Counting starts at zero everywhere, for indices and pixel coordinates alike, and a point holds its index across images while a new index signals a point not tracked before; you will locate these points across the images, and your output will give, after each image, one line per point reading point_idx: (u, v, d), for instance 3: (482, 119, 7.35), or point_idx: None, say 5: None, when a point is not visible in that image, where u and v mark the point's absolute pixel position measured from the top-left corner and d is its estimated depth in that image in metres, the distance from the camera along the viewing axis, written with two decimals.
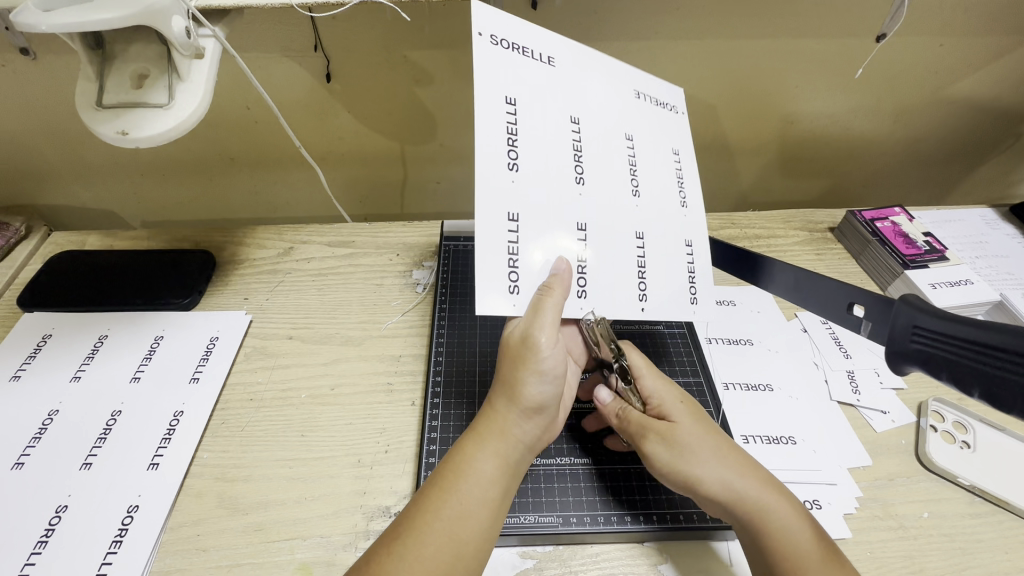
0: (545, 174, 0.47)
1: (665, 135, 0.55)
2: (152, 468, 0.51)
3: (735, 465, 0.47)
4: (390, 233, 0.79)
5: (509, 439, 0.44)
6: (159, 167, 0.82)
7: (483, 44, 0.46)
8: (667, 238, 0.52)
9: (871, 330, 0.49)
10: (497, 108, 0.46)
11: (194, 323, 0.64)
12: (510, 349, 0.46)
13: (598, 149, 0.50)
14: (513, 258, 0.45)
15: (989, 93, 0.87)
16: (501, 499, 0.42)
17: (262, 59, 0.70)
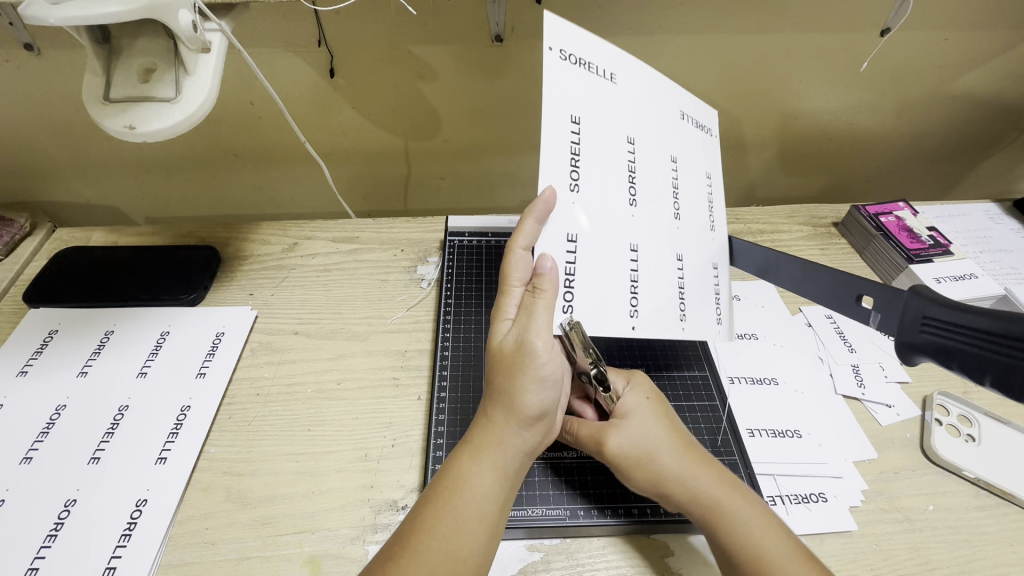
0: (600, 194, 0.46)
1: (705, 156, 0.54)
2: (160, 463, 0.51)
3: (689, 465, 0.47)
4: (394, 229, 0.79)
5: (503, 452, 0.43)
6: (164, 163, 0.82)
7: (554, 60, 0.44)
8: (700, 259, 0.52)
9: (880, 321, 0.47)
10: (562, 125, 0.44)
11: (199, 319, 0.64)
12: (502, 358, 0.44)
13: (651, 171, 0.49)
14: (568, 279, 0.45)
15: (994, 87, 0.87)
16: (497, 514, 0.41)
17: (267, 53, 0.70)
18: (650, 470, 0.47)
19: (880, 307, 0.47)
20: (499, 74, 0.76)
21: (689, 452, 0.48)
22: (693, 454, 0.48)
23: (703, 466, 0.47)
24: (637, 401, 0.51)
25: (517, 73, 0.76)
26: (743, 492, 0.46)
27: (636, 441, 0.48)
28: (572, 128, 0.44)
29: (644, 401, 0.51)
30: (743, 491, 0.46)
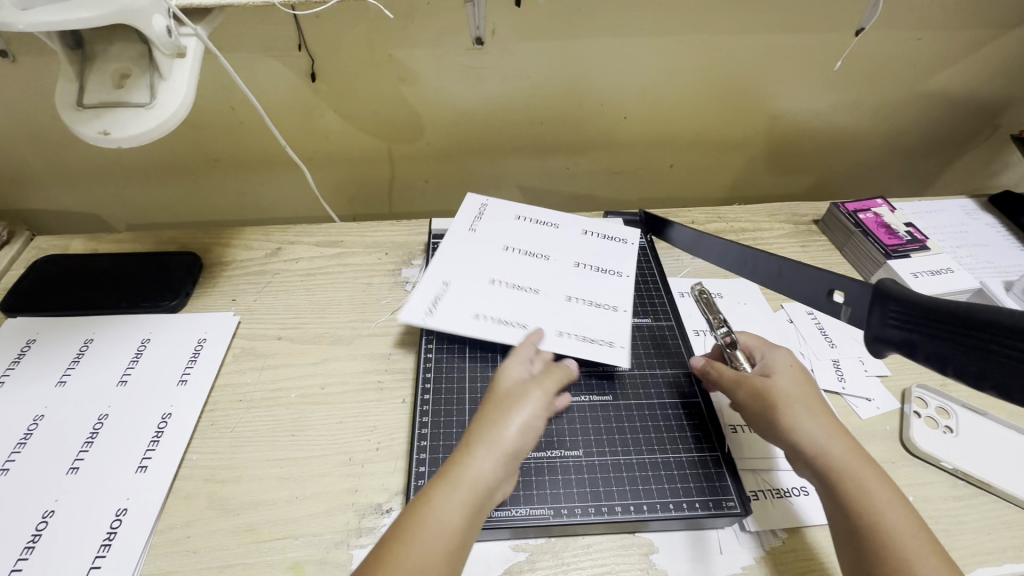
0: (539, 313, 0.60)
1: (532, 213, 0.74)
2: (141, 471, 0.51)
3: (831, 434, 0.46)
4: (378, 232, 0.79)
5: (489, 466, 0.43)
6: (144, 169, 0.81)
7: (416, 310, 0.59)
8: (602, 243, 0.71)
9: (851, 314, 0.48)
10: (479, 328, 0.58)
11: (181, 325, 0.64)
12: (495, 399, 0.47)
13: (532, 267, 0.66)
14: (589, 339, 0.58)
15: (967, 85, 0.88)
16: (467, 531, 0.40)
17: (246, 58, 0.70)
18: (787, 419, 0.47)
19: (851, 301, 0.47)
20: (481, 77, 0.76)
21: (828, 422, 0.47)
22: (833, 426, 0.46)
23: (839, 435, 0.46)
24: (787, 366, 0.51)
25: (498, 76, 0.76)
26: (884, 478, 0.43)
27: (780, 394, 0.48)
28: (428, 306, 0.59)
29: (789, 366, 0.51)
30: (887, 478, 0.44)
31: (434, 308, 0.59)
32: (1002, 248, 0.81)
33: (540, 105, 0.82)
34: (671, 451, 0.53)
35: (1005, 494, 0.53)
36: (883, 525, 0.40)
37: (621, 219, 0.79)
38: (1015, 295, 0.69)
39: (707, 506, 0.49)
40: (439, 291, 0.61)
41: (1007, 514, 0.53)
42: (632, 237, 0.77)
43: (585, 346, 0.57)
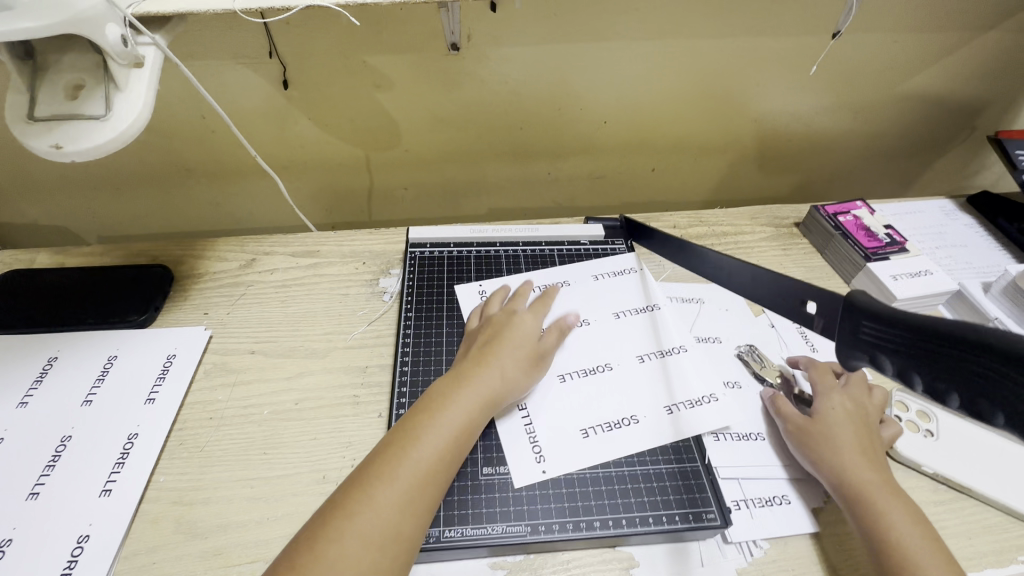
0: (625, 394, 0.56)
1: (548, 274, 0.69)
2: (105, 495, 0.49)
3: (874, 473, 0.48)
4: (356, 241, 0.77)
5: (479, 396, 0.49)
6: (114, 180, 0.79)
7: (529, 470, 0.50)
8: (614, 288, 0.67)
9: (824, 325, 0.44)
10: (574, 441, 0.52)
11: (150, 341, 0.62)
12: (462, 370, 0.51)
13: (583, 343, 0.61)
14: (706, 399, 0.56)
15: (944, 86, 0.89)
16: (452, 456, 0.45)
17: (214, 65, 0.68)
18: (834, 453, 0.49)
19: (826, 311, 0.44)
20: (458, 82, 0.75)
21: (870, 454, 0.49)
22: (869, 454, 0.49)
23: (876, 463, 0.49)
24: (840, 405, 0.53)
25: (475, 81, 0.75)
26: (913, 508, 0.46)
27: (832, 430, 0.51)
28: (536, 458, 0.51)
29: (841, 407, 0.53)
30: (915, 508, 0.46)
31: (543, 455, 0.51)
32: (981, 248, 0.81)
33: (519, 110, 0.81)
34: (650, 462, 0.52)
35: (986, 498, 0.53)
36: (900, 540, 0.43)
37: (601, 225, 0.78)
38: (993, 296, 0.70)
39: (688, 518, 0.48)
40: (525, 422, 0.53)
41: (988, 518, 0.53)
42: (612, 243, 0.76)
43: (708, 407, 0.55)
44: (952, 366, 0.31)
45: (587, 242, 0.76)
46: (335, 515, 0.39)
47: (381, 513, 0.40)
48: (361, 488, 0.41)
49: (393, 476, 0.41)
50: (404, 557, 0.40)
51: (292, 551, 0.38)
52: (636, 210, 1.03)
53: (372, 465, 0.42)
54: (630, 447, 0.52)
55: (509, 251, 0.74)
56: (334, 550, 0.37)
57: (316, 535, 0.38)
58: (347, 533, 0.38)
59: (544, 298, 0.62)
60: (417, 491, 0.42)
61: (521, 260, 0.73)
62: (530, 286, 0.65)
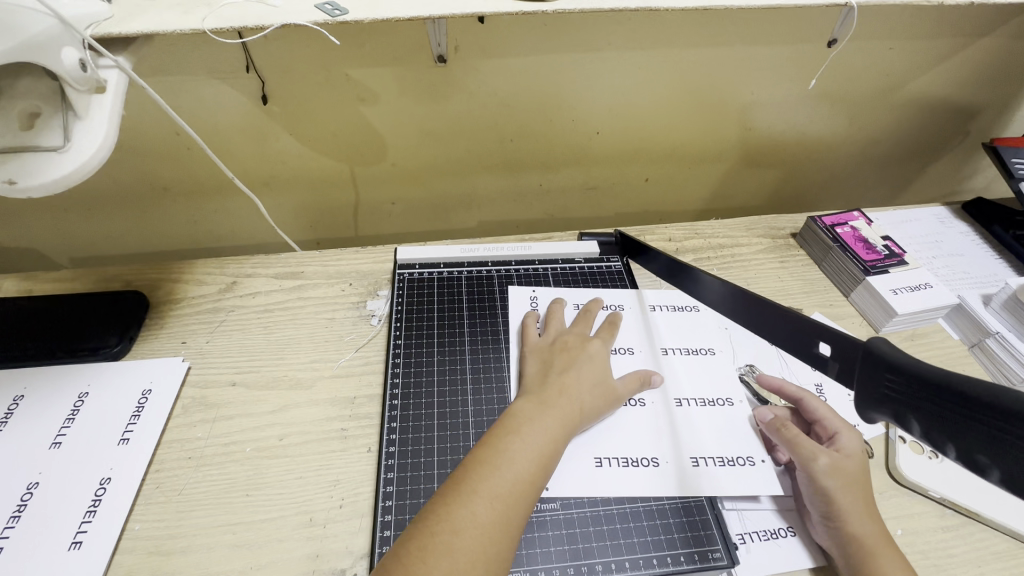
0: (652, 441, 0.54)
1: (605, 294, 0.69)
2: (75, 548, 0.46)
3: (873, 527, 0.45)
4: (342, 260, 0.75)
5: (556, 418, 0.49)
6: (86, 200, 0.75)
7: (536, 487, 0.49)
8: (678, 320, 0.67)
9: (839, 371, 0.41)
10: (590, 471, 0.51)
11: (124, 374, 0.59)
12: (536, 393, 0.51)
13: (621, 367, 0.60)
14: (745, 459, 0.53)
15: (938, 93, 0.88)
16: (536, 478, 0.44)
17: (189, 81, 0.65)
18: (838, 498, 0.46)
19: (839, 355, 0.40)
20: (445, 95, 0.72)
21: (870, 506, 0.47)
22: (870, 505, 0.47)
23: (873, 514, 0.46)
24: (852, 448, 0.50)
25: (463, 94, 0.73)
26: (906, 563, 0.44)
27: (841, 474, 0.48)
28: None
29: (855, 453, 0.50)
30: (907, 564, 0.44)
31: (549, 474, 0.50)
32: (978, 257, 0.81)
33: (509, 122, 0.78)
34: (652, 499, 0.50)
35: (993, 523, 0.52)
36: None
37: (595, 241, 0.76)
38: (993, 309, 0.69)
39: (693, 558, 0.46)
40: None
41: (996, 544, 0.51)
42: (607, 260, 0.74)
43: (750, 469, 0.53)
44: (973, 431, 0.28)
45: (582, 259, 0.74)
46: (426, 531, 0.39)
47: (478, 532, 0.39)
48: (451, 507, 0.40)
49: (480, 494, 0.41)
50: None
51: (388, 566, 0.37)
52: (629, 220, 1.01)
53: (455, 485, 0.42)
54: (638, 488, 0.50)
55: (501, 271, 0.72)
56: (428, 567, 0.37)
57: (409, 551, 0.38)
58: (439, 551, 0.38)
59: (587, 316, 0.62)
60: (505, 512, 0.41)
61: (514, 280, 0.70)
62: (561, 307, 0.64)
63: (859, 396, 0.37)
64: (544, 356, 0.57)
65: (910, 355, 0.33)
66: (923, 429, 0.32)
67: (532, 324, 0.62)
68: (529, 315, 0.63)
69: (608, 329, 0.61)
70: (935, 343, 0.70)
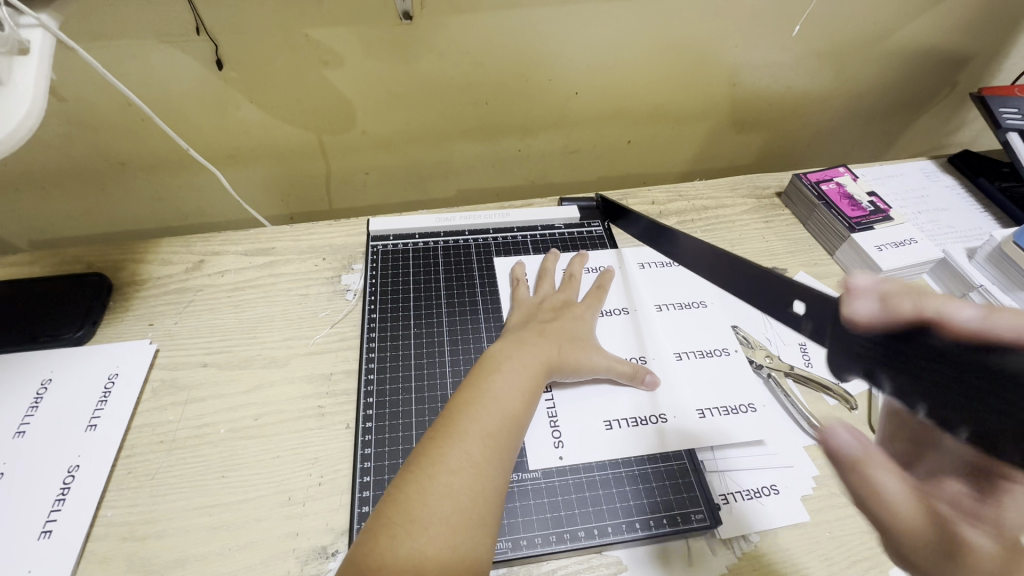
0: (655, 399, 0.53)
1: (600, 255, 0.67)
2: (44, 538, 0.45)
3: None
4: (314, 234, 0.72)
5: (538, 357, 0.50)
6: (38, 179, 0.71)
7: (546, 456, 0.49)
8: (673, 275, 0.66)
9: (813, 330, 0.40)
10: (598, 432, 0.50)
11: (89, 359, 0.56)
12: (517, 336, 0.52)
13: (621, 330, 0.59)
14: (738, 411, 0.53)
15: (926, 42, 0.85)
16: (523, 413, 0.46)
17: (135, 46, 0.60)
18: None
19: (813, 314, 0.39)
20: (413, 55, 0.68)
21: None
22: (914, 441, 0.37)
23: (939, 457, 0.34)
24: None
25: (432, 53, 0.69)
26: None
27: None
28: (554, 443, 0.49)
29: None
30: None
31: (562, 440, 0.50)
32: (963, 211, 0.80)
33: (483, 84, 0.75)
34: (635, 464, 0.49)
35: None
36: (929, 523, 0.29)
37: (575, 206, 0.74)
38: (978, 262, 0.68)
39: (675, 521, 0.46)
40: (550, 414, 0.51)
41: None
42: (588, 224, 0.72)
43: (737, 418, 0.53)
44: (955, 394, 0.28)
45: (562, 225, 0.72)
46: (422, 474, 0.40)
47: (471, 470, 0.40)
48: (443, 449, 0.41)
49: (472, 434, 0.42)
50: (496, 516, 0.40)
51: (387, 510, 0.38)
52: (611, 184, 0.99)
53: (443, 428, 0.43)
54: (627, 449, 0.50)
55: (479, 240, 0.69)
56: (430, 509, 0.38)
57: (407, 495, 0.39)
58: (438, 492, 0.39)
59: (572, 280, 0.61)
60: (495, 450, 0.42)
61: (492, 249, 0.68)
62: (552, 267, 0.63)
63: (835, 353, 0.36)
64: (528, 310, 0.57)
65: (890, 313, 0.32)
66: (897, 387, 0.31)
67: (523, 276, 0.63)
68: (518, 268, 0.63)
69: (597, 295, 0.60)
70: None
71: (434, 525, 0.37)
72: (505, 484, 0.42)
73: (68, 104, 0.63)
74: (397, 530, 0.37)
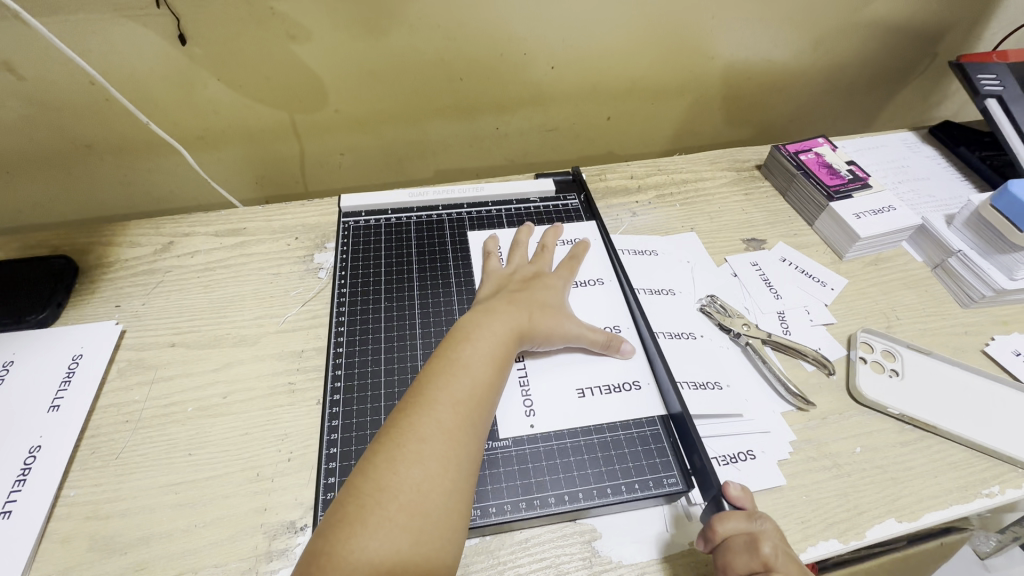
0: (631, 367, 0.53)
1: (578, 227, 0.67)
2: (3, 518, 0.43)
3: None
4: (287, 214, 0.71)
5: (508, 326, 0.49)
6: (1, 163, 0.70)
7: (517, 424, 0.48)
8: (644, 262, 0.65)
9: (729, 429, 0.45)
10: (571, 401, 0.50)
11: (52, 341, 0.55)
12: (488, 306, 0.51)
13: (593, 307, 0.58)
14: (710, 385, 0.54)
15: (904, 11, 0.85)
16: (494, 380, 0.45)
17: (93, 21, 0.59)
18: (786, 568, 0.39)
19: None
20: (383, 28, 0.67)
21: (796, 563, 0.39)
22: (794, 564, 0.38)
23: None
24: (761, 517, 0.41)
25: (403, 27, 0.68)
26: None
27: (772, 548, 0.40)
28: (525, 411, 0.49)
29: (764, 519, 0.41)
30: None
31: (533, 408, 0.49)
32: (943, 180, 0.79)
33: (456, 59, 0.73)
34: (607, 431, 0.48)
35: (950, 434, 0.52)
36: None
37: (551, 180, 0.73)
38: (957, 228, 0.67)
39: (648, 486, 0.46)
40: (521, 384, 0.50)
41: (953, 454, 0.52)
42: (564, 198, 0.71)
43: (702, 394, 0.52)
44: None
45: (537, 199, 0.71)
46: (391, 444, 0.39)
47: (442, 437, 0.39)
48: (413, 418, 0.40)
49: (442, 402, 0.41)
50: (470, 480, 0.39)
51: (357, 481, 0.37)
52: (592, 163, 0.98)
53: (412, 399, 0.42)
54: (600, 416, 0.49)
55: (453, 215, 0.68)
56: (400, 476, 0.37)
57: (377, 465, 0.38)
58: (408, 459, 0.38)
59: (545, 251, 0.60)
60: (466, 416, 0.41)
61: (466, 224, 0.67)
62: (526, 238, 0.62)
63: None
64: (499, 282, 0.56)
65: None
66: None
67: (496, 249, 0.62)
68: (490, 241, 0.62)
69: (569, 264, 0.59)
70: (898, 266, 0.69)
71: (405, 492, 0.36)
72: (479, 449, 0.41)
73: (27, 83, 0.62)
74: (366, 498, 0.36)
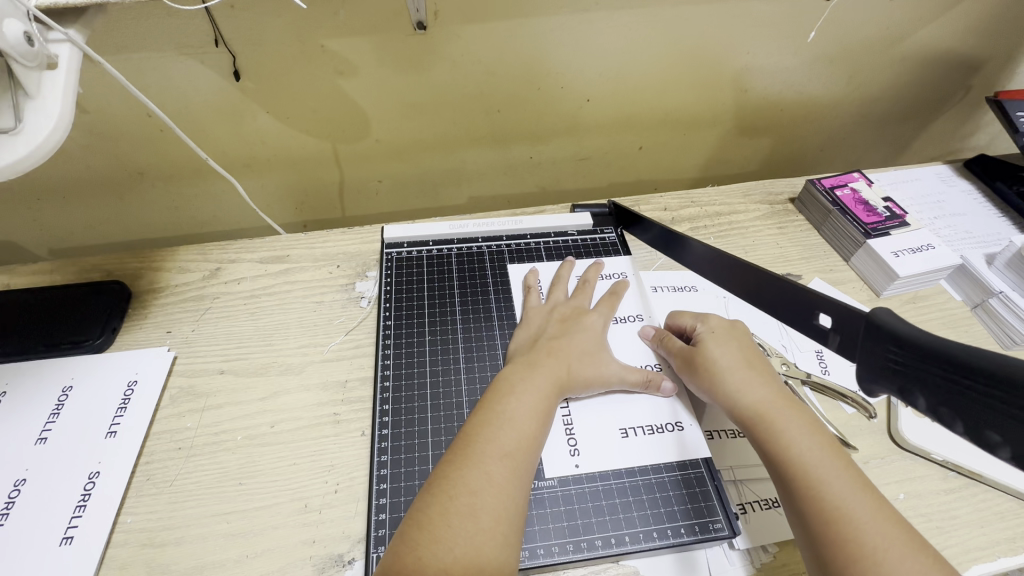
0: (673, 408, 0.53)
1: (618, 262, 0.68)
2: (66, 544, 0.45)
3: None
4: (329, 241, 0.72)
5: (549, 377, 0.50)
6: (59, 188, 0.73)
7: (563, 464, 0.49)
8: (685, 298, 0.65)
9: (839, 343, 0.44)
10: (615, 441, 0.50)
11: (107, 367, 0.57)
12: (529, 355, 0.52)
13: (638, 343, 0.59)
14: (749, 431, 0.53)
15: (942, 46, 0.84)
16: (538, 434, 0.45)
17: (154, 58, 0.61)
18: None
19: (839, 327, 0.43)
20: (426, 63, 0.69)
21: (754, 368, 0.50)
22: (786, 400, 0.47)
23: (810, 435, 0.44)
24: None
25: (446, 62, 0.69)
26: (860, 477, 0.41)
27: None
28: (570, 451, 0.49)
29: None
30: (844, 455, 0.43)
31: (578, 448, 0.50)
32: (981, 216, 0.79)
33: (495, 92, 0.75)
34: (652, 473, 0.49)
35: (994, 483, 0.52)
36: (854, 526, 0.38)
37: (588, 212, 0.74)
38: (997, 268, 0.67)
39: (694, 530, 0.46)
40: (566, 423, 0.51)
41: (1000, 503, 0.51)
42: (601, 231, 0.72)
43: (742, 440, 0.53)
44: (986, 412, 0.29)
45: (575, 232, 0.72)
46: (443, 496, 0.40)
47: (492, 490, 0.40)
48: (464, 470, 0.41)
49: (491, 454, 0.42)
50: (518, 535, 0.40)
51: (411, 531, 0.38)
52: (622, 190, 0.99)
53: (461, 450, 0.43)
54: (642, 458, 0.49)
55: (492, 247, 0.70)
56: (453, 529, 0.37)
57: (430, 515, 0.39)
58: (461, 513, 0.38)
59: (586, 289, 0.61)
60: (514, 468, 0.42)
61: (506, 256, 0.69)
62: (565, 277, 0.63)
63: (865, 368, 0.39)
64: (538, 326, 0.57)
65: (913, 328, 0.35)
66: (930, 405, 0.33)
67: (536, 284, 0.63)
68: (530, 276, 0.64)
69: (610, 301, 0.60)
70: (936, 305, 0.68)
71: (460, 545, 0.37)
72: (525, 504, 0.42)
73: (89, 116, 0.65)
74: (422, 550, 0.36)
